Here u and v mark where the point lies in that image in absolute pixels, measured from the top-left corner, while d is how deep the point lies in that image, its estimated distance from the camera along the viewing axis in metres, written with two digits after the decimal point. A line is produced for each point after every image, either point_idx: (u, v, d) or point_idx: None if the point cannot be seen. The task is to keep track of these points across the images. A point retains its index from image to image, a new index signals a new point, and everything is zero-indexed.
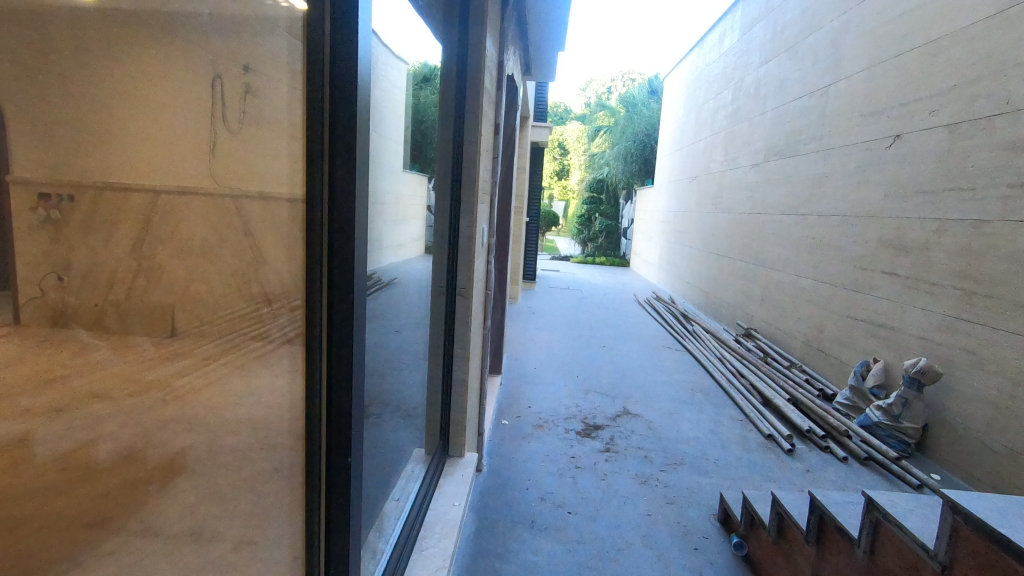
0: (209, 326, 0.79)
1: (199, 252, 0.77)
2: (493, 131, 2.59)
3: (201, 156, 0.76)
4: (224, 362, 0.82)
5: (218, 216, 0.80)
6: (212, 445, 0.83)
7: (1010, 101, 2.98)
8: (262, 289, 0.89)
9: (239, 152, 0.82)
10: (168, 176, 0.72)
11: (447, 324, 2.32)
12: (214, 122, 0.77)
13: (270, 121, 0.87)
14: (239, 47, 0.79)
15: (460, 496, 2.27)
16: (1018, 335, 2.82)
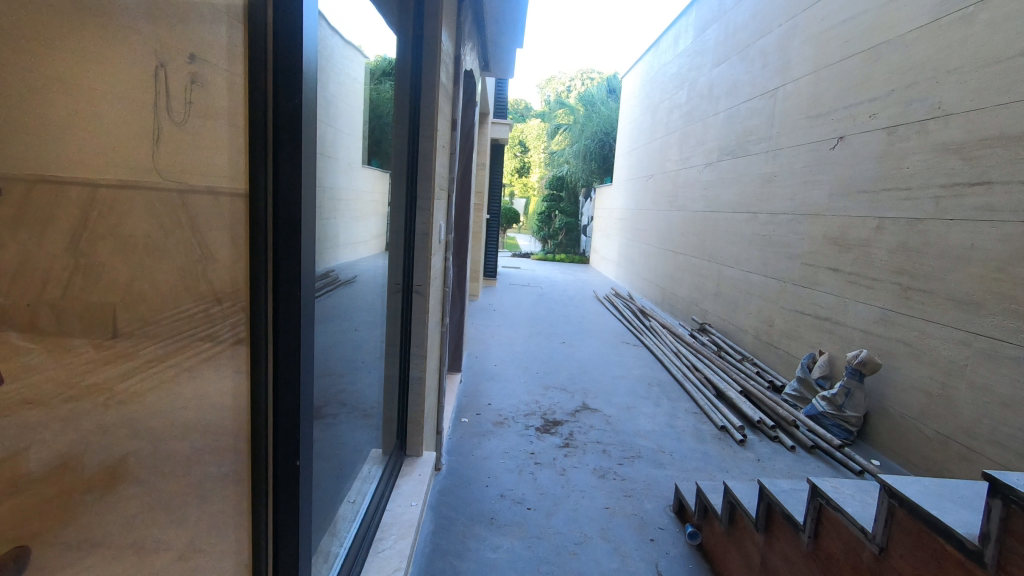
0: (155, 327, 0.77)
1: (144, 249, 0.75)
2: (450, 127, 2.56)
3: (142, 152, 0.74)
4: (171, 364, 0.79)
5: (164, 212, 0.77)
6: (157, 450, 0.79)
7: (941, 106, 3.16)
8: (212, 287, 0.84)
9: (185, 147, 0.79)
10: (106, 171, 0.70)
11: (405, 322, 2.27)
12: (157, 116, 0.74)
13: (212, 108, 0.81)
14: (177, 36, 0.74)
15: (418, 496, 2.24)
16: (949, 327, 2.99)
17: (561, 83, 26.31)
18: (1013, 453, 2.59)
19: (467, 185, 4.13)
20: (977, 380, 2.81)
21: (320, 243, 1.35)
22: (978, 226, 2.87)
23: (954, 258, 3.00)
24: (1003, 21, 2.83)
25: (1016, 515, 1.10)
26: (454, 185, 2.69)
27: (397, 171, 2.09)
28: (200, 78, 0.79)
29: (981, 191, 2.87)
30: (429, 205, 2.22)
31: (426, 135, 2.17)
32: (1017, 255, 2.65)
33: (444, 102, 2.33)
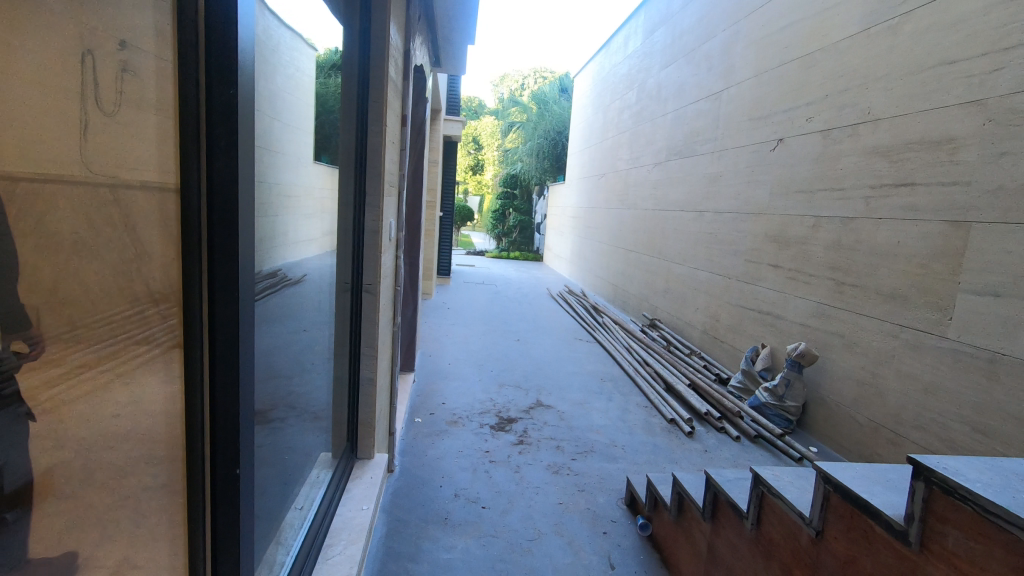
0: (84, 331, 0.73)
1: (72, 247, 0.71)
2: (400, 122, 2.51)
3: (73, 141, 0.70)
4: (104, 367, 0.76)
5: (94, 207, 0.73)
6: (86, 460, 0.75)
7: (870, 111, 3.35)
8: (148, 290, 0.81)
9: (114, 138, 0.74)
10: (26, 160, 0.65)
11: (354, 322, 2.21)
12: (86, 102, 0.70)
13: (142, 97, 0.77)
14: (106, 19, 0.70)
15: (369, 500, 2.19)
16: (878, 319, 3.18)
17: (514, 80, 26.32)
18: (936, 437, 2.78)
19: (419, 181, 4.07)
20: (903, 369, 3.00)
21: (263, 240, 1.31)
22: (903, 225, 3.06)
23: (882, 255, 3.18)
24: (925, 33, 3.02)
25: (937, 495, 1.17)
26: (404, 181, 2.65)
27: (346, 167, 2.03)
28: (132, 66, 0.75)
29: (906, 192, 3.05)
30: (378, 201, 2.17)
31: (374, 129, 2.11)
32: (938, 252, 2.84)
33: (393, 97, 2.28)
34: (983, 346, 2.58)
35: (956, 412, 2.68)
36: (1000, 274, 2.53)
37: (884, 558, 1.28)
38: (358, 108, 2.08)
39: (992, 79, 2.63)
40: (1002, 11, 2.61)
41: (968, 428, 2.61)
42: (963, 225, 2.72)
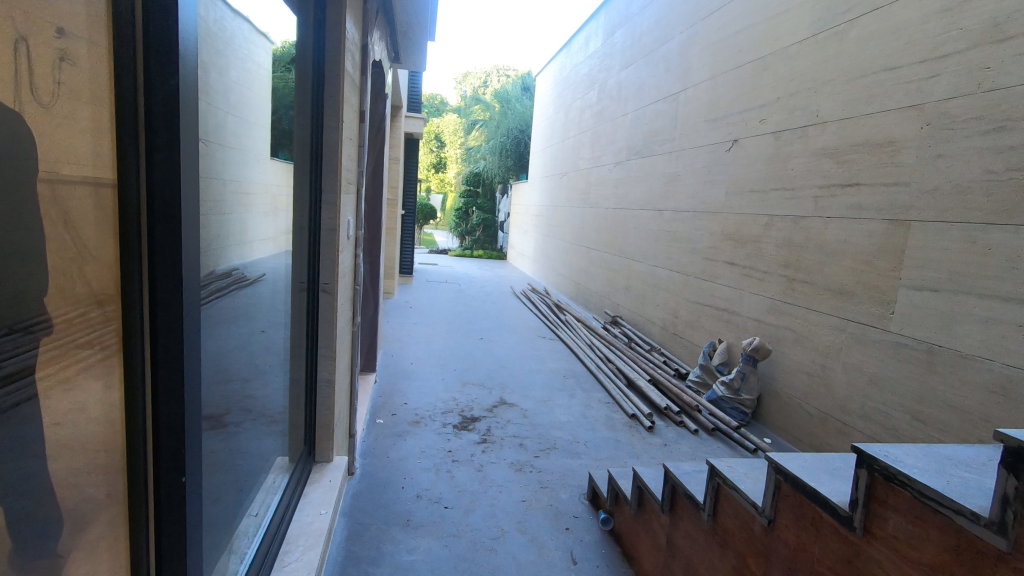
0: (21, 336, 0.67)
1: (6, 248, 0.65)
2: (358, 118, 2.46)
3: (4, 134, 0.63)
4: (42, 376, 0.71)
5: (27, 205, 0.67)
6: (22, 473, 0.70)
7: (819, 114, 3.48)
8: (90, 289, 0.77)
9: (47, 130, 0.69)
10: None
11: (310, 322, 2.14)
12: (19, 93, 0.64)
13: (80, 86, 0.72)
14: (40, 3, 0.66)
15: (328, 504, 2.14)
16: (827, 314, 3.31)
17: (477, 78, 26.21)
18: (880, 425, 2.91)
19: (379, 178, 4.00)
20: (850, 361, 3.13)
21: (210, 238, 1.28)
22: (849, 223, 3.19)
23: (830, 252, 3.31)
24: (869, 40, 3.16)
25: (880, 482, 1.22)
26: (362, 178, 2.59)
27: (300, 163, 1.97)
28: (71, 54, 0.71)
29: (852, 192, 3.18)
30: (335, 198, 2.11)
31: (330, 125, 2.06)
32: (881, 249, 2.98)
33: (350, 92, 2.23)
34: (923, 338, 2.71)
35: (899, 402, 2.82)
36: (938, 270, 2.67)
37: (832, 544, 1.33)
38: (313, 102, 2.02)
39: (929, 84, 2.76)
40: (938, 20, 2.75)
41: (909, 416, 2.75)
42: (904, 224, 2.86)
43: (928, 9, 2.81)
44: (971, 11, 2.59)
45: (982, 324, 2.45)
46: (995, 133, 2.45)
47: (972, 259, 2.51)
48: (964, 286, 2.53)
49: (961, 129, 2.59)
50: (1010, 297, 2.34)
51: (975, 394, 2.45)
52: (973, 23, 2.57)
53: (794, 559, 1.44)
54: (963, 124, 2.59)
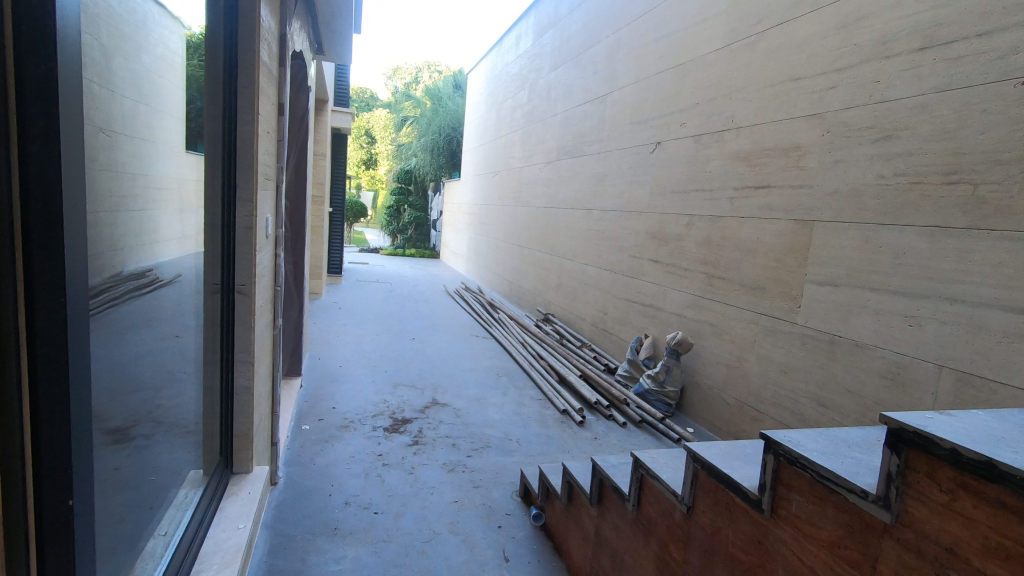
0: None
1: None
2: (276, 111, 2.34)
3: None
4: None
5: None
6: None
7: (733, 120, 3.68)
8: None
9: None
10: None
11: (226, 327, 2.01)
12: None
13: None
14: None
15: (247, 517, 2.02)
16: (742, 308, 3.51)
17: (408, 73, 25.71)
18: (789, 412, 3.13)
19: (302, 174, 3.82)
20: (763, 352, 3.33)
21: (110, 236, 1.20)
22: (762, 223, 3.39)
23: (745, 250, 3.51)
24: (776, 51, 3.38)
25: (784, 466, 1.30)
26: (283, 174, 2.47)
27: (212, 157, 1.83)
28: None
29: (763, 194, 3.39)
30: (251, 194, 1.98)
31: (245, 117, 1.93)
32: (789, 248, 3.19)
33: (267, 83, 2.11)
34: (824, 330, 2.94)
35: (805, 389, 3.03)
36: (838, 266, 2.89)
37: (743, 526, 1.42)
38: (225, 92, 1.88)
39: (828, 95, 2.99)
40: (836, 36, 2.97)
41: (813, 402, 2.98)
42: (809, 224, 3.07)
43: (827, 25, 3.04)
44: (864, 28, 2.82)
45: (875, 315, 2.67)
46: (884, 142, 2.68)
47: (865, 256, 2.74)
48: (860, 281, 2.76)
49: (856, 137, 2.82)
50: (897, 291, 2.58)
51: (869, 380, 2.68)
52: (864, 40, 2.81)
53: (710, 543, 1.52)
54: (857, 132, 2.82)
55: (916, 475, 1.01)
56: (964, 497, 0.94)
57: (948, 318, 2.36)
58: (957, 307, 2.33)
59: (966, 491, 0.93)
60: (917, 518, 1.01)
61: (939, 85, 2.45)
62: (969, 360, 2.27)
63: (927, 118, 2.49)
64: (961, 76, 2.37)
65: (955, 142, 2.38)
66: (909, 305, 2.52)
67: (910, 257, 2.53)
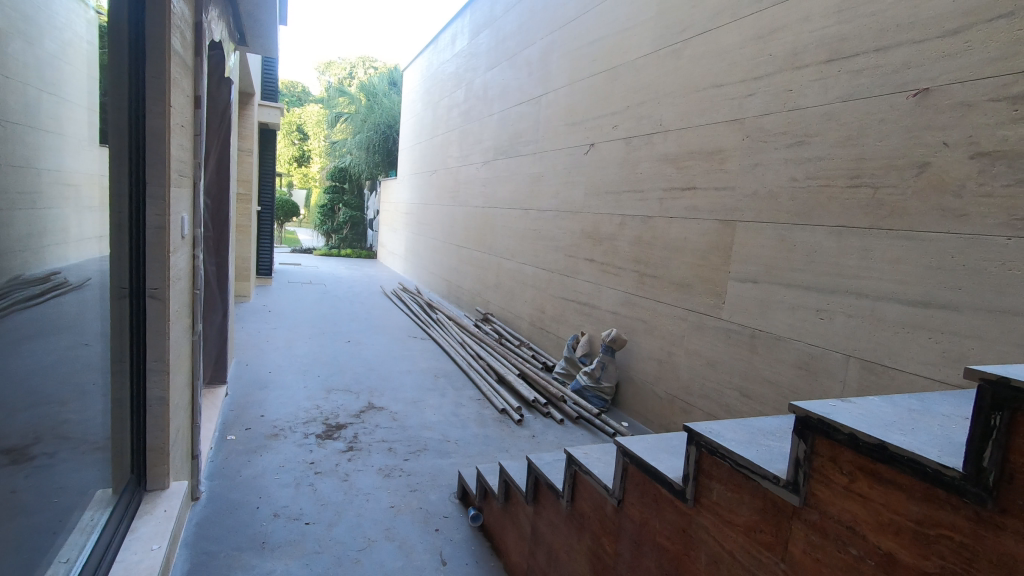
0: None
1: None
2: (191, 103, 2.20)
3: None
4: None
5: None
6: None
7: (661, 123, 3.81)
8: None
9: None
10: None
11: (135, 334, 1.86)
12: None
13: None
14: None
15: (162, 537, 1.89)
16: (671, 305, 3.64)
17: (341, 68, 24.97)
18: (716, 403, 3.28)
19: (224, 171, 3.62)
20: (691, 347, 3.47)
21: (7, 237, 1.10)
22: (688, 223, 3.54)
23: (674, 249, 3.65)
24: (700, 58, 3.53)
25: (706, 456, 1.35)
26: (201, 171, 2.33)
27: (117, 150, 1.70)
28: None
29: (690, 195, 3.53)
30: (163, 192, 1.85)
31: (154, 109, 1.79)
32: (714, 247, 3.35)
33: (180, 74, 1.99)
34: (747, 325, 3.10)
35: (729, 381, 3.19)
36: (758, 264, 3.05)
37: (669, 516, 1.47)
38: (130, 81, 1.74)
39: (747, 102, 3.16)
40: (754, 46, 3.14)
41: (738, 393, 3.13)
42: (731, 224, 3.23)
43: (745, 35, 3.21)
44: (778, 40, 3.00)
45: (791, 310, 2.85)
46: (797, 147, 2.85)
47: (782, 255, 2.91)
48: (778, 278, 2.93)
49: (772, 142, 2.99)
50: (810, 286, 2.75)
51: (786, 370, 2.86)
52: (779, 51, 2.98)
53: (640, 534, 1.56)
54: (774, 137, 2.99)
55: (821, 459, 1.08)
56: (862, 479, 1.01)
57: (854, 311, 2.55)
58: (861, 301, 2.52)
59: (863, 473, 1.01)
60: (823, 500, 1.08)
61: (844, 95, 2.64)
62: (872, 349, 2.46)
63: (834, 125, 2.67)
64: (862, 87, 2.56)
65: (857, 148, 2.57)
66: (821, 299, 2.71)
67: (820, 255, 2.71)
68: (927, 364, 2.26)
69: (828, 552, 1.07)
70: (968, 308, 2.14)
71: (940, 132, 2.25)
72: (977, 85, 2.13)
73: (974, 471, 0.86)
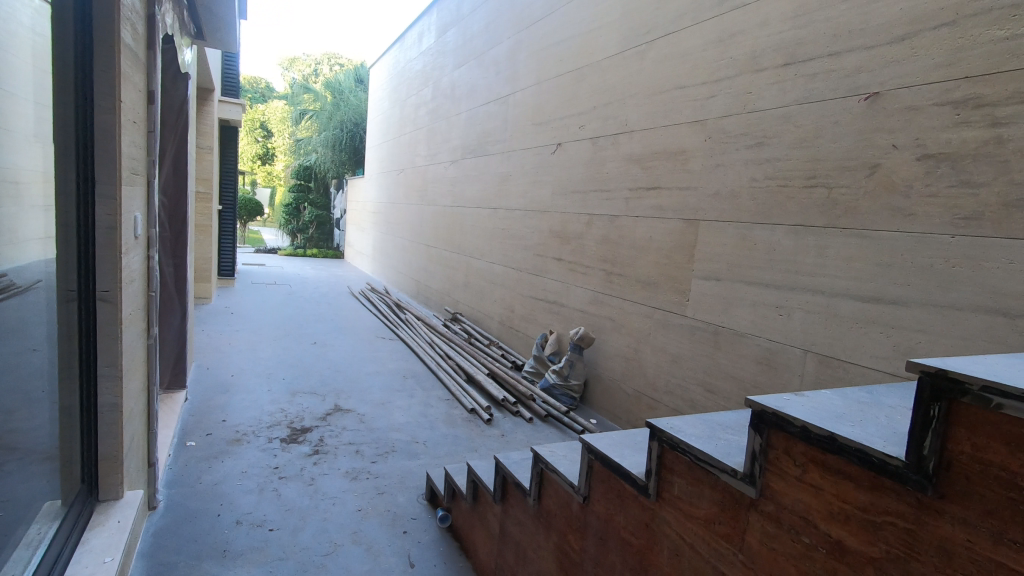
0: None
1: None
2: (144, 98, 2.12)
3: None
4: None
5: None
6: None
7: (626, 124, 3.86)
8: None
9: None
10: None
11: (85, 338, 1.78)
12: None
13: None
14: None
15: (116, 548, 1.82)
16: (638, 303, 3.70)
17: (306, 65, 24.56)
18: (681, 399, 3.34)
19: (181, 168, 3.50)
20: (657, 344, 3.53)
21: None
22: (653, 222, 3.59)
23: (639, 248, 3.70)
24: (663, 60, 3.59)
25: (667, 451, 1.37)
26: (155, 169, 2.26)
27: (64, 146, 1.62)
28: None
29: (654, 195, 3.59)
30: (114, 191, 1.78)
31: (103, 105, 1.72)
32: (678, 246, 3.41)
33: (131, 67, 1.91)
34: (710, 322, 3.17)
35: (694, 377, 3.25)
36: (720, 262, 3.12)
37: (632, 511, 1.49)
38: (76, 74, 1.66)
39: (709, 103, 3.22)
40: (715, 49, 3.22)
41: (702, 388, 3.20)
42: (695, 223, 3.30)
43: (706, 38, 3.27)
44: (738, 43, 3.07)
45: (752, 306, 2.92)
46: (757, 148, 2.93)
47: (743, 253, 2.98)
48: (739, 275, 3.00)
49: (733, 143, 3.06)
50: (770, 284, 2.83)
51: (747, 365, 2.93)
52: (739, 54, 3.06)
53: (605, 530, 1.58)
54: (735, 138, 3.06)
55: (776, 452, 1.11)
56: (814, 469, 1.04)
57: (811, 307, 2.63)
58: (817, 297, 2.60)
59: (815, 463, 1.04)
60: (777, 491, 1.12)
61: (800, 98, 2.72)
62: (828, 344, 2.55)
63: (792, 127, 2.76)
64: (817, 91, 2.64)
65: (813, 150, 2.65)
66: (779, 296, 2.79)
67: (779, 253, 2.79)
68: (879, 358, 2.35)
69: (783, 541, 1.11)
70: (916, 303, 2.23)
71: (889, 135, 2.34)
72: (924, 89, 2.23)
73: (915, 459, 0.89)
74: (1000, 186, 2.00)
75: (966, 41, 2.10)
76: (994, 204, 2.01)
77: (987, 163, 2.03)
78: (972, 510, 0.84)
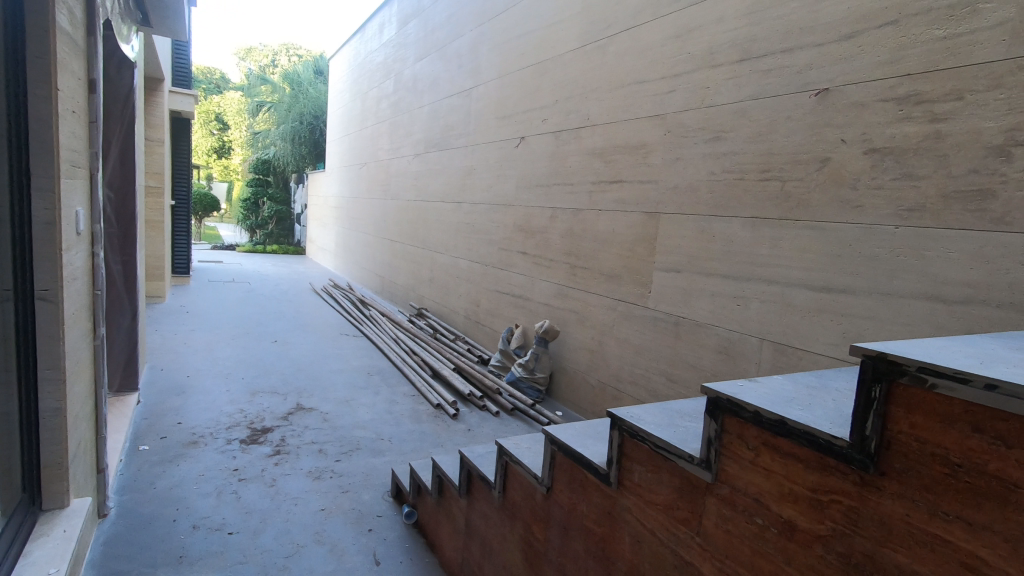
0: None
1: None
2: (84, 86, 2.02)
3: None
4: None
5: None
6: None
7: (589, 118, 3.89)
8: None
9: None
10: None
11: (24, 339, 1.69)
12: None
13: None
14: None
15: (61, 559, 1.74)
16: (601, 295, 3.74)
17: (264, 55, 23.83)
18: (644, 389, 3.40)
19: (129, 162, 3.35)
20: (620, 335, 3.58)
21: None
22: (616, 215, 3.63)
23: (603, 241, 3.73)
24: (624, 55, 3.62)
25: (627, 440, 1.39)
26: (99, 162, 2.15)
27: None
28: None
29: (617, 188, 3.63)
30: (52, 184, 1.69)
31: (37, 93, 1.63)
32: (640, 238, 3.46)
33: (68, 54, 1.81)
34: (671, 312, 3.23)
35: (656, 367, 3.32)
36: (680, 255, 3.19)
37: (595, 499, 1.51)
38: (6, 60, 1.56)
39: (669, 98, 3.27)
40: (673, 44, 3.26)
41: (664, 378, 3.26)
42: (655, 216, 3.35)
43: (665, 34, 3.32)
44: (695, 39, 3.13)
45: (711, 297, 2.99)
46: (714, 142, 2.99)
47: (702, 245, 3.05)
48: (699, 267, 3.07)
49: (692, 137, 3.12)
50: (728, 274, 2.91)
51: (707, 354, 3.00)
52: (696, 50, 3.11)
53: (568, 519, 1.60)
54: (693, 133, 3.11)
55: (730, 437, 1.15)
56: (765, 452, 1.08)
57: (767, 297, 2.71)
58: (773, 287, 2.69)
59: (767, 447, 1.08)
60: (731, 475, 1.15)
61: (754, 93, 2.79)
62: (783, 333, 2.64)
63: (747, 122, 2.83)
64: (770, 86, 2.71)
65: (767, 144, 2.72)
66: (737, 287, 2.86)
67: (737, 245, 2.87)
68: (830, 344, 2.44)
69: (737, 523, 1.14)
70: (863, 292, 2.33)
71: (838, 130, 2.43)
72: (869, 86, 2.32)
73: (858, 440, 0.93)
74: (939, 179, 2.09)
75: (907, 40, 2.19)
76: (934, 196, 2.11)
77: (927, 157, 2.13)
78: (910, 486, 0.88)
